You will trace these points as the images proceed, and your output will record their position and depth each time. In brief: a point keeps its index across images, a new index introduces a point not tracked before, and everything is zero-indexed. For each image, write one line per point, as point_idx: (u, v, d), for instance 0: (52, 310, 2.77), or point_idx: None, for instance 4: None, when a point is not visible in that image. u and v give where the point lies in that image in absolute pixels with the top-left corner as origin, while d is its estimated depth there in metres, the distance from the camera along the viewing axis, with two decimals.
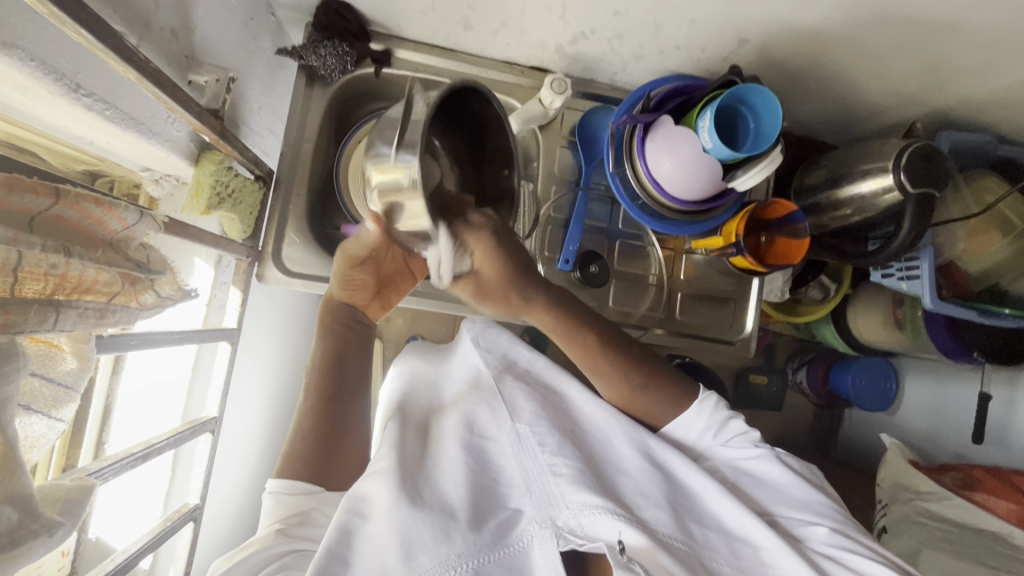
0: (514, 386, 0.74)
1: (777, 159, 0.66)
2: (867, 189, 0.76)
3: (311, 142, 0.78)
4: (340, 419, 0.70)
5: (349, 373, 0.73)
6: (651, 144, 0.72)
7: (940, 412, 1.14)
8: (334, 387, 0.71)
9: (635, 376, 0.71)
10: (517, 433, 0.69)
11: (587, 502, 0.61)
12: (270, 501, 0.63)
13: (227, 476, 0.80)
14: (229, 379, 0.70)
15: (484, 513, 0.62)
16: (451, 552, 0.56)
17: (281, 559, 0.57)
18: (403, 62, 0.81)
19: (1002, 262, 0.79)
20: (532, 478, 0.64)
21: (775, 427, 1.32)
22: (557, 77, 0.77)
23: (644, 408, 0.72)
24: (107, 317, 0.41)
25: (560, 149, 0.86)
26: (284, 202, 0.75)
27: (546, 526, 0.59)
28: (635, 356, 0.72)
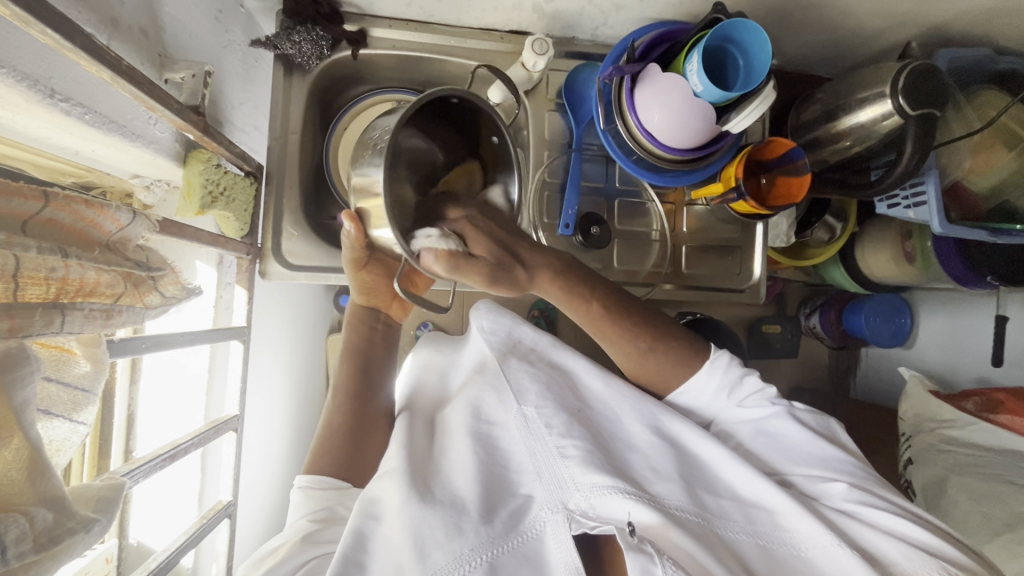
0: (518, 368, 0.73)
1: (771, 95, 0.64)
2: (865, 118, 0.74)
3: (297, 133, 0.77)
4: (368, 414, 0.74)
5: (373, 371, 0.77)
6: (640, 95, 0.70)
7: (959, 341, 1.14)
8: (359, 384, 0.75)
9: (647, 336, 0.71)
10: (524, 416, 0.68)
11: (598, 482, 0.60)
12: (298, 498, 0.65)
13: (256, 473, 0.82)
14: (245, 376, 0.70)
15: (496, 502, 0.61)
16: (464, 547, 0.56)
17: (306, 564, 0.58)
18: (379, 41, 0.79)
19: (1009, 177, 0.77)
20: (540, 462, 0.64)
21: (795, 373, 1.32)
22: (537, 37, 0.75)
23: (656, 370, 0.72)
24: (113, 318, 0.42)
25: (549, 113, 0.84)
26: (277, 196, 0.75)
27: (557, 511, 0.59)
28: (642, 319, 0.72)
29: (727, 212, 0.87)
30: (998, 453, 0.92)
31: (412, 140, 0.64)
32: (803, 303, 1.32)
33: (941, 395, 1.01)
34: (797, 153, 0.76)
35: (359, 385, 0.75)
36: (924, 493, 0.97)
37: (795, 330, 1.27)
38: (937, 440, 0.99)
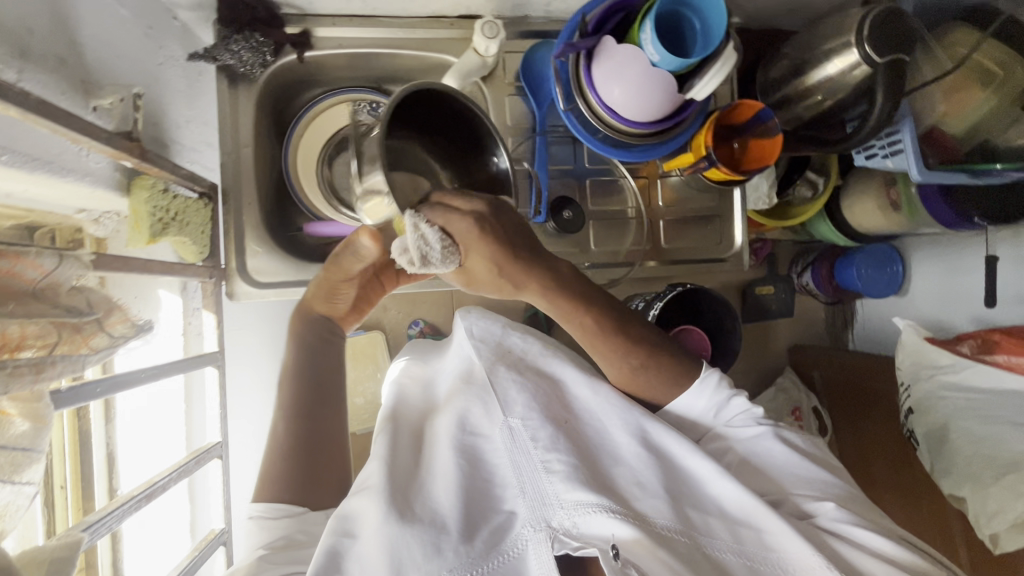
0: (506, 378, 0.73)
1: (733, 56, 0.62)
2: (833, 70, 0.72)
3: (250, 146, 0.74)
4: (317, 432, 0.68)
5: (322, 383, 0.71)
6: (598, 71, 0.67)
7: (951, 287, 1.13)
8: (308, 400, 0.69)
9: (628, 349, 0.69)
10: (509, 427, 0.68)
11: (581, 500, 0.60)
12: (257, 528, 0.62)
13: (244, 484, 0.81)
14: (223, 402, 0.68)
15: (478, 520, 0.61)
16: (443, 567, 0.56)
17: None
18: (324, 41, 0.76)
19: (988, 116, 0.75)
20: (525, 477, 0.64)
21: (790, 333, 1.42)
22: (487, 20, 0.72)
23: (645, 386, 0.71)
24: (46, 372, 0.41)
25: (509, 97, 0.81)
26: (235, 214, 0.72)
27: (540, 529, 0.59)
28: (635, 337, 0.69)
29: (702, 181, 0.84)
30: (996, 395, 0.92)
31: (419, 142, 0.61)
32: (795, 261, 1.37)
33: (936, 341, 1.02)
34: (767, 114, 0.74)
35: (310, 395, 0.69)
36: (926, 441, 0.98)
37: (788, 289, 1.37)
38: (934, 386, 0.99)
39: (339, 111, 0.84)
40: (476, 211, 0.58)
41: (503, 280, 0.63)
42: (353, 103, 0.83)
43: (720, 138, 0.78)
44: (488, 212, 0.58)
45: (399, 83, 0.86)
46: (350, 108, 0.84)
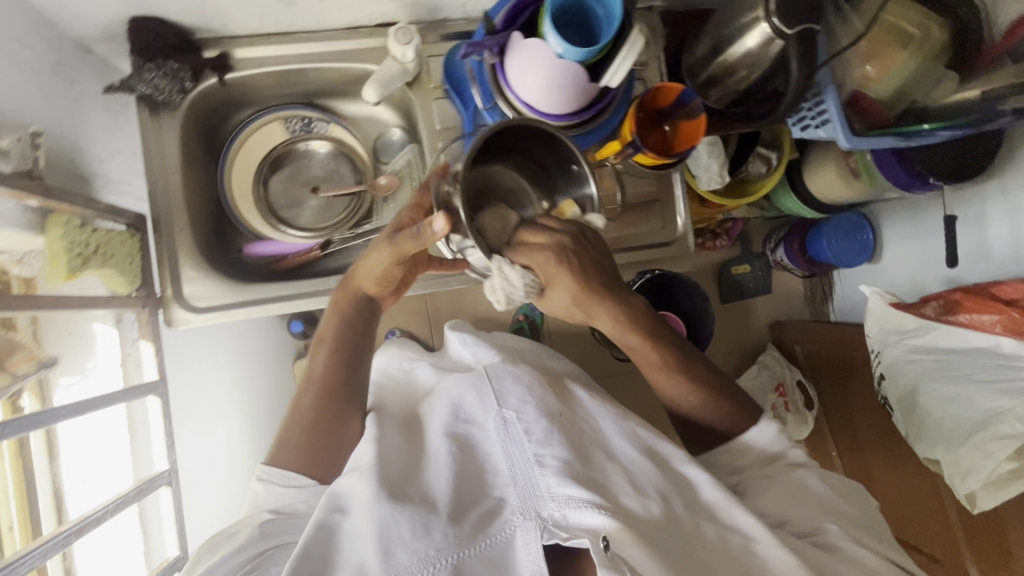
0: (504, 373, 0.73)
1: (639, 38, 0.62)
2: (751, 44, 0.71)
3: (177, 172, 0.74)
4: (343, 407, 0.69)
5: (351, 363, 0.71)
6: (512, 68, 0.67)
7: (920, 249, 1.14)
8: (335, 376, 0.70)
9: (691, 389, 0.72)
10: (504, 418, 0.66)
11: (573, 495, 0.57)
12: (263, 491, 0.65)
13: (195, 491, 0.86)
14: (168, 428, 0.74)
15: (467, 505, 0.59)
16: (430, 548, 0.54)
17: (246, 564, 0.59)
18: (244, 62, 0.76)
19: (911, 78, 0.75)
20: (516, 470, 0.61)
21: (769, 310, 1.47)
22: (400, 26, 0.72)
23: (700, 425, 0.75)
24: None
25: (436, 101, 0.80)
26: (167, 240, 0.72)
27: (530, 518, 0.56)
28: (700, 377, 0.72)
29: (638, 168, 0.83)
30: (962, 354, 0.91)
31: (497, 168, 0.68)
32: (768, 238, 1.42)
33: (902, 306, 1.01)
34: (688, 94, 0.75)
35: (336, 378, 0.69)
36: (900, 407, 0.99)
37: (766, 266, 1.43)
38: (902, 351, 0.99)
39: (271, 130, 0.85)
40: (558, 243, 0.61)
41: (578, 309, 0.65)
42: (286, 121, 0.85)
43: (650, 122, 0.78)
44: (570, 243, 0.61)
45: (330, 96, 0.86)
46: (283, 126, 0.85)
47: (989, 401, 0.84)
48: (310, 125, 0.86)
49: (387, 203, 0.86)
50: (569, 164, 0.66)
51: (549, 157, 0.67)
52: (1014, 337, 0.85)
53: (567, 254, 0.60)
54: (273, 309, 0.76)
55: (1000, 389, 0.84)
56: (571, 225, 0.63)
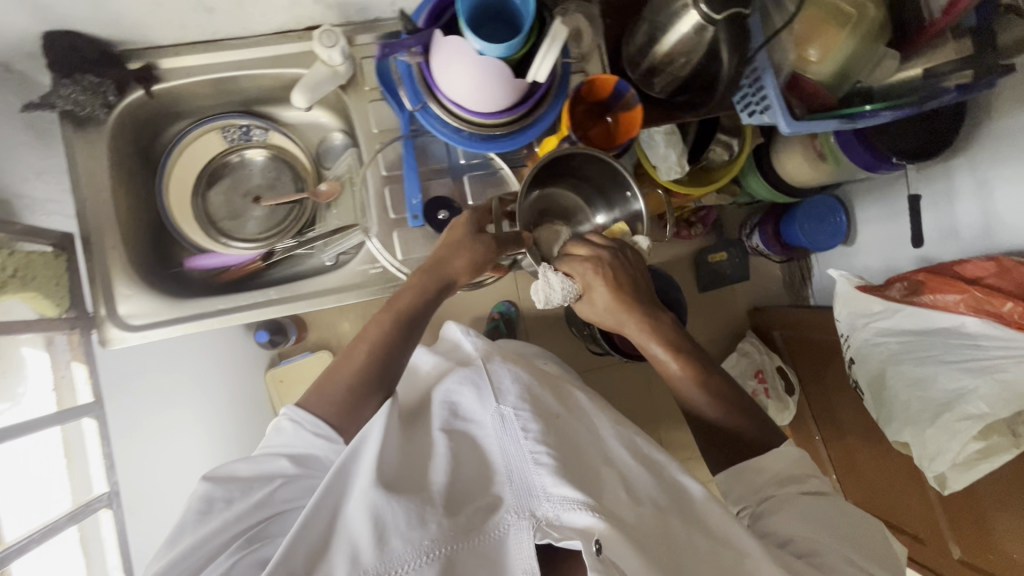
0: (503, 368, 0.71)
1: (562, 30, 0.61)
2: (685, 30, 0.69)
3: (107, 188, 0.73)
4: (391, 369, 0.67)
5: (412, 331, 0.69)
6: (437, 67, 0.66)
7: (891, 229, 1.12)
8: (397, 338, 0.68)
9: (710, 398, 0.72)
10: (500, 415, 0.63)
11: (568, 496, 0.55)
12: (289, 431, 0.62)
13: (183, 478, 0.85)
14: (105, 450, 0.74)
15: (461, 500, 0.57)
16: (425, 538, 0.52)
17: (242, 533, 0.55)
18: (172, 72, 0.74)
19: (853, 57, 0.73)
20: (512, 467, 0.59)
21: (749, 296, 1.46)
22: (324, 29, 0.71)
23: (724, 442, 0.72)
24: None
25: (371, 104, 0.79)
26: (98, 258, 0.71)
27: (525, 517, 0.54)
28: (725, 387, 0.73)
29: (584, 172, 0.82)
30: (926, 335, 0.90)
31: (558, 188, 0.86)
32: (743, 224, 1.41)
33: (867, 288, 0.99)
34: (623, 85, 0.75)
35: (391, 340, 0.67)
36: (870, 389, 0.97)
37: (742, 253, 1.42)
38: (870, 334, 0.97)
39: (208, 140, 0.83)
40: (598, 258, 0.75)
41: (609, 317, 0.76)
42: (223, 130, 0.83)
43: (590, 113, 0.80)
44: (607, 259, 0.75)
45: (269, 103, 0.84)
46: (220, 135, 0.84)
47: (954, 380, 0.83)
48: (248, 133, 0.84)
49: (330, 210, 0.85)
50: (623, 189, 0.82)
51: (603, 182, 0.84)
52: (978, 316, 0.82)
53: (604, 267, 0.74)
54: (213, 324, 0.75)
55: (964, 368, 0.83)
56: (614, 244, 0.77)
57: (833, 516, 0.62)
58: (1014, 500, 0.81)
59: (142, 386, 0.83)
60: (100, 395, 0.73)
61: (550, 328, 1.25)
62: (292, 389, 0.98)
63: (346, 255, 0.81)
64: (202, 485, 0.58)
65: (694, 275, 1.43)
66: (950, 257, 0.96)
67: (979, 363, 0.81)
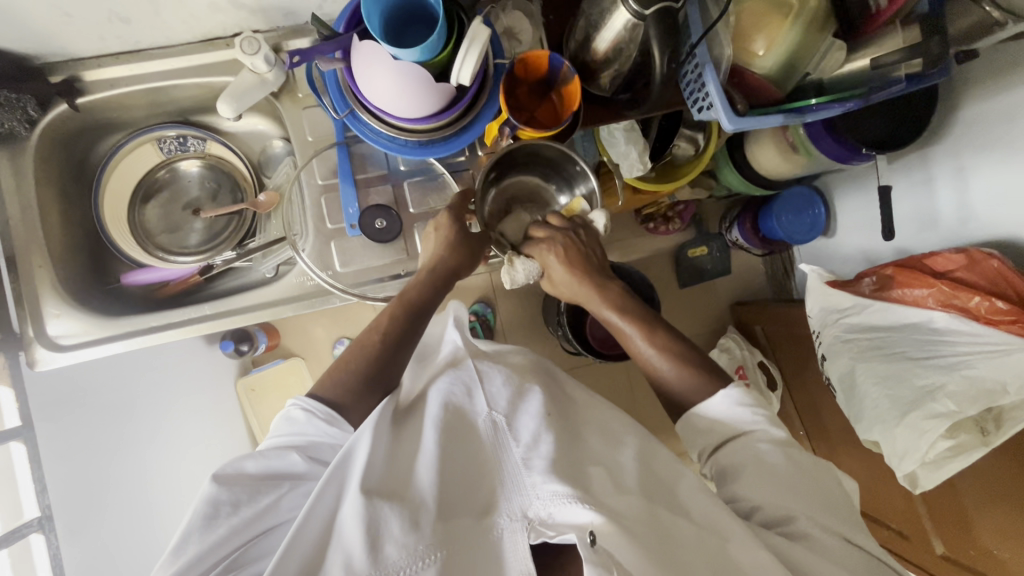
0: (494, 372, 0.70)
1: (482, 31, 0.59)
2: (617, 28, 0.67)
3: (34, 205, 0.71)
4: (399, 354, 0.69)
5: (419, 322, 0.71)
6: (357, 73, 0.63)
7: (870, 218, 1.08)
8: (403, 330, 0.69)
9: (666, 358, 0.69)
10: (494, 421, 0.63)
11: (558, 491, 0.55)
12: (302, 420, 0.62)
13: (141, 498, 0.83)
14: (35, 475, 0.72)
15: (456, 507, 0.56)
16: (419, 542, 0.51)
17: (227, 557, 0.52)
18: (96, 84, 0.72)
19: (798, 50, 0.70)
20: (503, 472, 0.59)
21: (731, 290, 1.43)
22: (244, 36, 0.69)
23: (672, 398, 0.69)
24: None
25: (304, 112, 0.77)
26: (24, 276, 0.70)
27: (517, 519, 0.54)
28: (674, 343, 0.70)
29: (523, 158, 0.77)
30: (894, 331, 0.86)
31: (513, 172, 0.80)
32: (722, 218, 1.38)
33: (837, 283, 0.95)
34: (556, 60, 0.69)
35: (399, 332, 0.69)
36: (839, 387, 0.91)
37: (722, 247, 1.39)
38: (840, 331, 0.92)
39: (145, 152, 0.82)
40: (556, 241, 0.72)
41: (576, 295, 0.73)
42: (158, 142, 0.82)
43: (534, 94, 0.74)
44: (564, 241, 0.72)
45: (206, 112, 0.82)
46: (156, 147, 0.82)
47: (921, 377, 0.79)
48: (184, 143, 0.82)
49: (271, 219, 0.83)
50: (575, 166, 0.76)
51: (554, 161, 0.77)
52: (946, 311, 0.79)
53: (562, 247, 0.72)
54: (146, 342, 0.74)
55: (932, 365, 0.79)
56: (573, 223, 0.75)
57: (800, 517, 0.57)
58: (997, 493, 0.77)
59: (98, 402, 0.82)
60: (27, 418, 0.73)
61: (526, 329, 1.23)
62: (263, 398, 1.03)
63: (287, 265, 0.80)
64: (207, 487, 0.54)
65: (673, 271, 1.40)
66: (922, 246, 0.93)
67: (947, 360, 0.78)
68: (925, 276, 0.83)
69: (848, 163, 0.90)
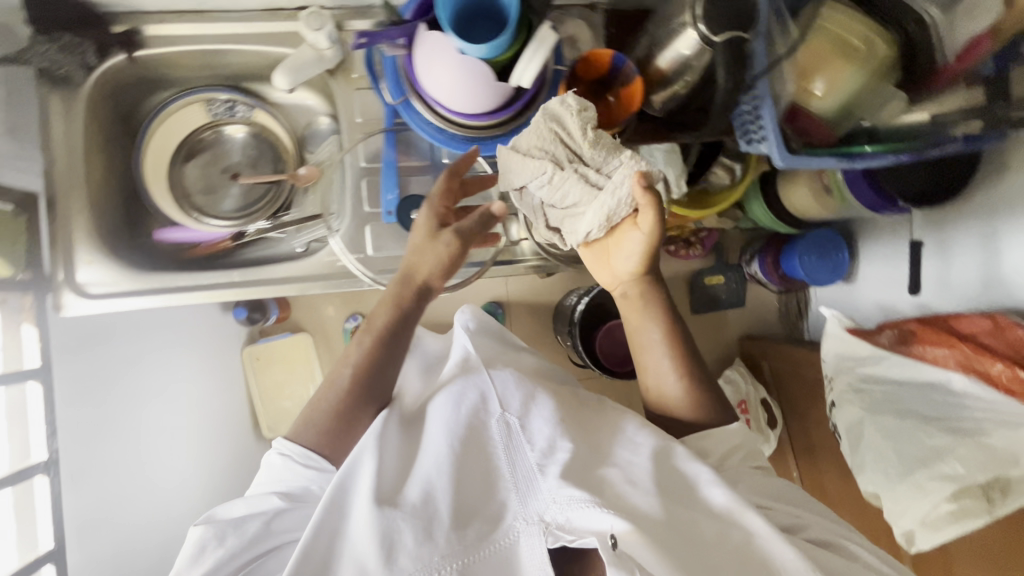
0: (503, 372, 0.70)
1: (548, 38, 0.60)
2: (683, 49, 0.68)
3: (81, 151, 0.72)
4: (377, 386, 0.65)
5: (393, 354, 0.66)
6: (418, 63, 0.63)
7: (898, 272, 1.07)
8: (374, 362, 0.65)
9: (687, 402, 0.70)
10: (507, 424, 0.63)
11: (574, 495, 0.55)
12: (280, 463, 0.62)
13: (146, 451, 0.85)
14: (46, 418, 0.74)
15: (473, 511, 0.56)
16: (434, 554, 0.53)
17: None
18: (158, 40, 0.73)
19: (858, 95, 0.70)
20: (517, 476, 0.59)
21: (742, 323, 1.42)
22: (311, 11, 0.69)
23: (669, 416, 0.72)
24: None
25: (357, 92, 0.77)
26: (64, 220, 0.70)
27: (533, 522, 0.55)
28: (691, 365, 0.71)
29: None
30: (910, 388, 0.84)
31: None
32: (744, 250, 1.36)
33: (857, 330, 0.94)
34: (620, 59, 0.70)
35: (373, 364, 0.65)
36: (846, 436, 0.90)
37: (740, 278, 1.37)
38: (853, 380, 0.91)
39: (192, 111, 0.81)
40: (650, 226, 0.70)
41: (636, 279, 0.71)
42: (207, 103, 0.81)
43: (591, 94, 0.74)
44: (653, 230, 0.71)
45: (256, 80, 0.82)
46: (205, 108, 0.82)
47: (930, 438, 0.78)
48: (233, 109, 0.82)
49: (308, 195, 0.83)
50: None
51: None
52: (965, 373, 0.77)
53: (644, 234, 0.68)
54: (164, 301, 0.73)
55: (945, 428, 0.78)
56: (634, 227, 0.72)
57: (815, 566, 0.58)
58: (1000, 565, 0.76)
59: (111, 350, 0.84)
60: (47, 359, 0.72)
61: (535, 338, 1.21)
62: (268, 368, 0.92)
63: (319, 242, 0.79)
64: (196, 527, 0.59)
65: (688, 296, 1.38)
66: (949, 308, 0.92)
67: (962, 425, 0.77)
68: (949, 337, 0.81)
69: (879, 212, 0.92)
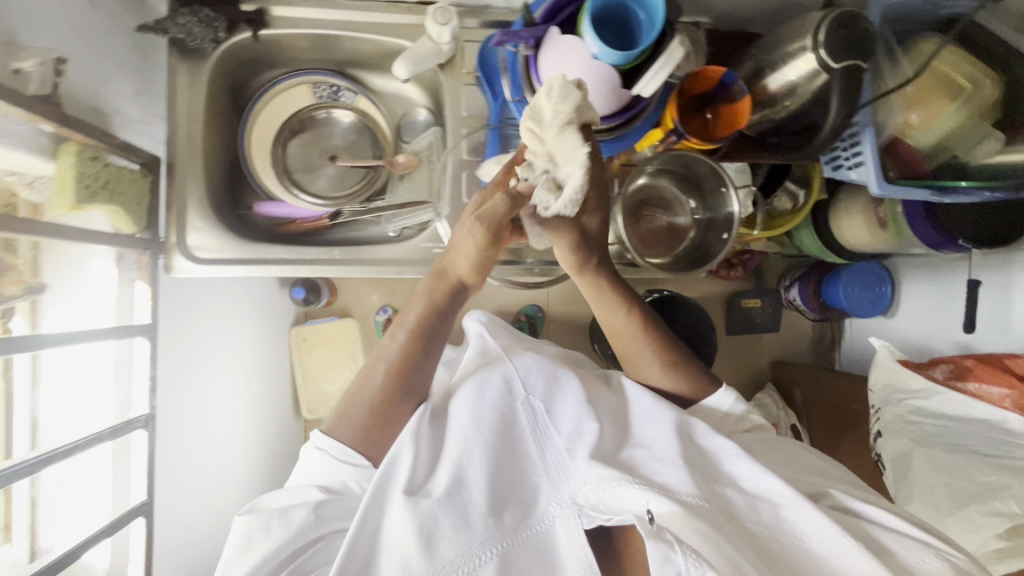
0: (527, 359, 0.70)
1: (678, 51, 0.61)
2: (796, 72, 0.70)
3: (200, 120, 0.75)
4: (413, 380, 0.66)
5: (429, 350, 0.67)
6: (544, 64, 0.66)
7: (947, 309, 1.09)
8: (409, 355, 0.66)
9: (668, 384, 0.73)
10: (532, 408, 0.65)
11: (604, 474, 0.56)
12: (317, 459, 0.63)
13: (201, 426, 0.84)
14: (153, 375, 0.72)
15: (508, 498, 0.58)
16: (472, 541, 0.53)
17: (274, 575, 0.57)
18: (282, 20, 0.75)
19: (955, 131, 0.72)
20: (547, 462, 0.61)
21: (775, 349, 1.34)
22: (439, 6, 0.72)
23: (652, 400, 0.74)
24: None
25: (466, 86, 0.80)
26: (181, 184, 0.74)
27: (567, 506, 0.56)
28: (665, 345, 0.73)
29: (671, 160, 0.78)
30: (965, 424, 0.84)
31: (661, 181, 0.82)
32: (783, 275, 1.29)
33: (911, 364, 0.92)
34: (729, 78, 0.71)
35: (409, 356, 0.65)
36: (891, 466, 0.89)
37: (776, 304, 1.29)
38: (903, 411, 0.89)
39: (298, 92, 0.84)
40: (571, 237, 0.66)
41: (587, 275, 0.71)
42: (313, 86, 0.84)
43: (691, 108, 0.76)
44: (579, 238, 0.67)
45: (362, 68, 0.85)
46: (310, 91, 0.84)
47: (984, 474, 0.78)
48: (338, 93, 0.85)
49: (402, 182, 0.86)
50: (720, 186, 0.76)
51: (696, 179, 0.79)
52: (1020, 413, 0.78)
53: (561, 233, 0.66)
54: (276, 272, 0.75)
55: (999, 465, 0.78)
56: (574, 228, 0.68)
57: None
58: None
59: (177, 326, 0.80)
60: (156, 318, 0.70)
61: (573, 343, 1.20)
62: (312, 349, 0.95)
63: (412, 230, 0.82)
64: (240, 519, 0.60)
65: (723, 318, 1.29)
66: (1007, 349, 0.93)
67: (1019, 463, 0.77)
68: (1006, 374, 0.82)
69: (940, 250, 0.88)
